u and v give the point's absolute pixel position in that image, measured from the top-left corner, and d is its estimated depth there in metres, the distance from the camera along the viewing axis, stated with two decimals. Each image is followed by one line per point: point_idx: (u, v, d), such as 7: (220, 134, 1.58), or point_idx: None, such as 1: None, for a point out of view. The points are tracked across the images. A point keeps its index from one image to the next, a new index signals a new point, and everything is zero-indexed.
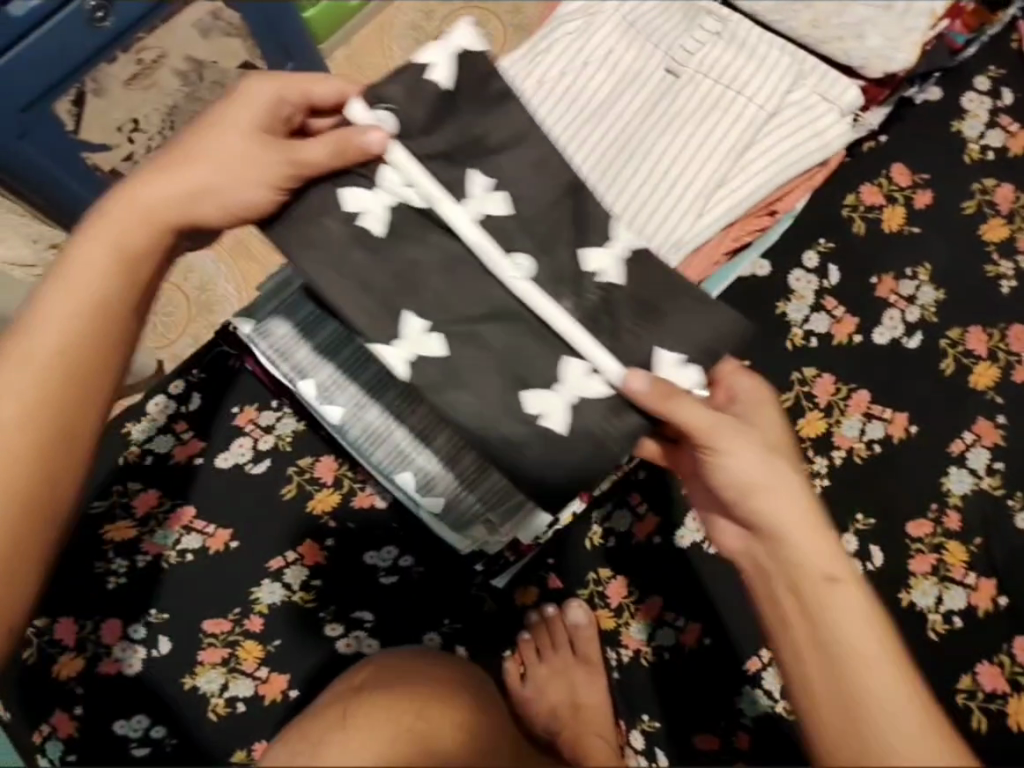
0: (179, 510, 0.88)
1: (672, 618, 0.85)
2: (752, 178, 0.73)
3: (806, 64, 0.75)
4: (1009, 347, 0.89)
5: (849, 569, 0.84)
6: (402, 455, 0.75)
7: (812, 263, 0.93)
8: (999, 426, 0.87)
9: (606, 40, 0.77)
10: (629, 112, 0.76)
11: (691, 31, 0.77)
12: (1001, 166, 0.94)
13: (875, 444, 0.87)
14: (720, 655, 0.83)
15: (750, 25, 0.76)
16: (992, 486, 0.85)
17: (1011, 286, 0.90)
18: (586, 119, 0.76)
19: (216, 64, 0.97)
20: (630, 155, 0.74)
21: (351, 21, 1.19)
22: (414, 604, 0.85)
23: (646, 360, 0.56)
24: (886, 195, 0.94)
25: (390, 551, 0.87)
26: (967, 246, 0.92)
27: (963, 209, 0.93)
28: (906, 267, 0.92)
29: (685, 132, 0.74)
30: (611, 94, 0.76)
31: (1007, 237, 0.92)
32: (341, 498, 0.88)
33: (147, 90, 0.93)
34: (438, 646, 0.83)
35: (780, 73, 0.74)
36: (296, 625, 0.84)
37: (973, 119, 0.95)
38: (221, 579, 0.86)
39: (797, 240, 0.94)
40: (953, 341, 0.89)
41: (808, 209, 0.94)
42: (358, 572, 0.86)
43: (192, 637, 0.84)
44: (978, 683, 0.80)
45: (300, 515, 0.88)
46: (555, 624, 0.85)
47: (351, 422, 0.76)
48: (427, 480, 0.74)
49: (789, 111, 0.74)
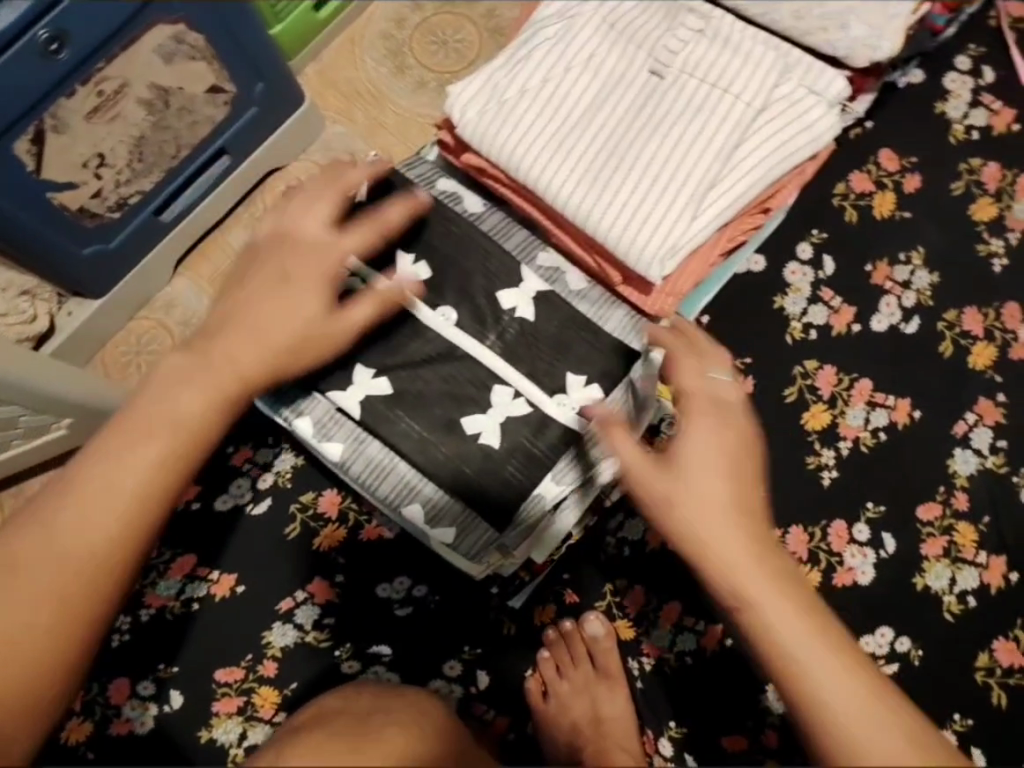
0: (180, 559, 0.86)
1: (692, 623, 0.84)
2: (744, 176, 0.71)
3: (792, 57, 0.73)
4: (1004, 325, 0.89)
5: (864, 559, 0.84)
6: (409, 487, 0.72)
7: (806, 255, 0.92)
8: (999, 404, 0.87)
9: (588, 43, 0.75)
10: (615, 116, 0.74)
11: (673, 30, 0.75)
12: (987, 144, 0.94)
13: (881, 432, 0.87)
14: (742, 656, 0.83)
15: (731, 21, 0.75)
16: (995, 465, 0.86)
17: (1003, 264, 0.91)
18: (572, 126, 0.74)
19: (182, 90, 0.93)
20: (619, 160, 0.73)
21: (318, 34, 1.16)
22: (431, 633, 0.84)
23: (559, 387, 0.72)
24: (875, 181, 0.94)
25: (402, 581, 0.85)
26: (958, 227, 0.92)
27: (951, 189, 0.93)
28: (899, 253, 0.91)
29: (674, 134, 0.72)
30: (594, 98, 0.75)
31: (996, 216, 0.92)
32: (348, 532, 0.86)
33: (112, 122, 0.88)
34: (459, 673, 0.83)
35: (766, 68, 0.73)
36: (313, 666, 0.83)
37: (955, 98, 0.95)
38: (231, 626, 0.84)
39: (789, 232, 0.93)
40: (950, 324, 0.89)
41: (798, 200, 0.94)
42: (371, 605, 0.84)
43: (204, 687, 0.82)
44: (995, 660, 0.81)
45: (306, 552, 0.86)
46: (574, 639, 0.83)
47: (353, 459, 0.73)
48: (434, 510, 0.72)
49: (778, 106, 0.72)
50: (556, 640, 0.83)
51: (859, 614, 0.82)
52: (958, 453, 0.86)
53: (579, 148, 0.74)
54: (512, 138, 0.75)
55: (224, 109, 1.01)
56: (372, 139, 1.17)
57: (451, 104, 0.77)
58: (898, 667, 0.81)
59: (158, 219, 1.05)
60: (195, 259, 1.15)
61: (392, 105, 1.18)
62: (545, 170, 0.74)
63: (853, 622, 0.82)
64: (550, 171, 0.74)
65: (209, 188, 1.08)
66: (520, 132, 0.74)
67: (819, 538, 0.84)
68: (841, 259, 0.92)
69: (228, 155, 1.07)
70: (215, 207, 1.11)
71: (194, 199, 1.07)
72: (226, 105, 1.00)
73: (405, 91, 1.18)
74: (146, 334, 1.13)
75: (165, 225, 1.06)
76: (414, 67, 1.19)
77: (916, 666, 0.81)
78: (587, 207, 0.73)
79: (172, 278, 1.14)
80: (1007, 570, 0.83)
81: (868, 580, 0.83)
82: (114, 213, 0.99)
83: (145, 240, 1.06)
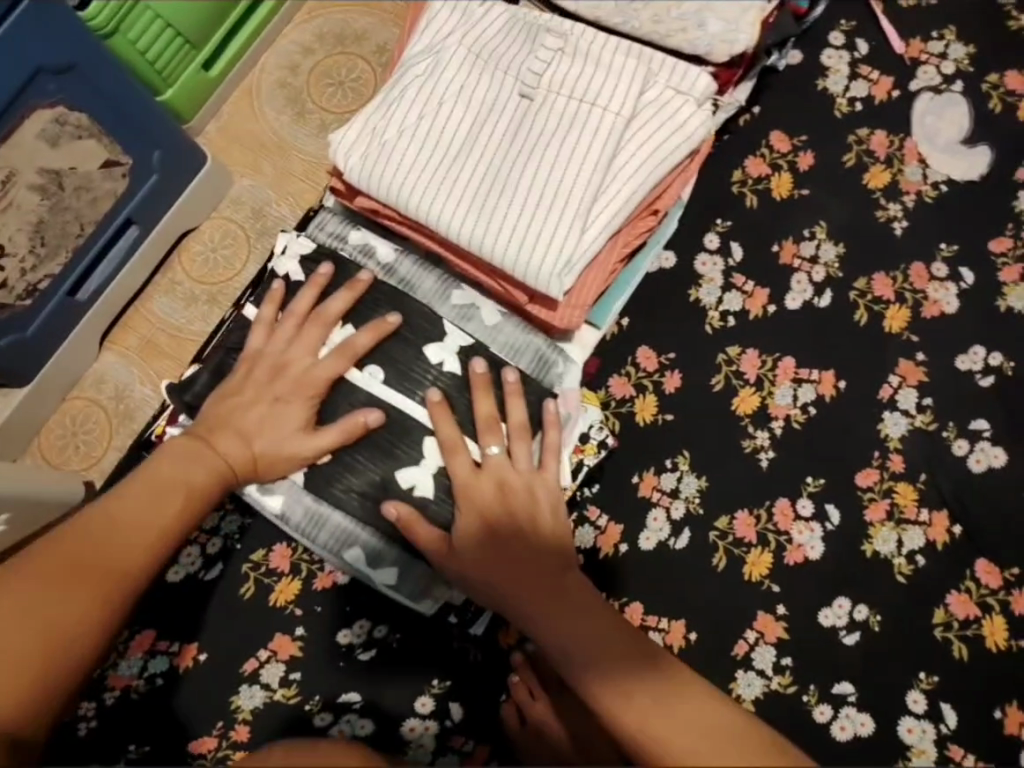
0: (138, 636, 0.84)
1: (655, 621, 0.83)
2: (627, 180, 0.74)
3: (656, 61, 0.77)
4: (913, 286, 0.91)
5: (811, 533, 0.84)
6: (348, 535, 0.75)
7: (714, 244, 0.94)
8: (920, 363, 0.88)
9: (457, 76, 0.78)
10: (496, 139, 0.76)
11: (535, 51, 0.78)
12: (873, 111, 0.97)
13: (811, 406, 0.88)
14: (707, 650, 0.82)
15: (590, 35, 0.78)
16: (925, 422, 0.86)
17: (903, 226, 0.93)
18: (456, 155, 0.76)
19: (75, 169, 0.92)
20: (503, 182, 0.75)
21: (215, 93, 1.16)
22: (399, 672, 0.83)
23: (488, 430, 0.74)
24: (770, 164, 0.96)
25: (362, 624, 0.85)
26: (856, 195, 0.94)
27: (843, 161, 0.96)
28: (803, 230, 0.93)
29: (553, 150, 0.75)
30: (474, 126, 0.77)
31: (890, 181, 0.95)
32: (302, 584, 0.86)
33: (5, 211, 0.88)
34: (432, 708, 0.82)
35: (630, 75, 0.76)
36: (285, 726, 0.82)
37: (836, 74, 0.99)
38: (197, 698, 0.83)
39: (694, 225, 0.95)
40: (862, 291, 0.91)
41: (698, 192, 0.96)
42: (332, 654, 0.84)
43: (178, 764, 0.81)
44: (952, 614, 0.81)
45: (263, 611, 0.85)
46: (541, 656, 0.83)
47: (293, 510, 0.75)
48: (376, 554, 0.75)
49: (648, 111, 0.75)
50: (523, 665, 0.82)
51: (813, 587, 0.83)
52: (889, 415, 0.87)
53: (464, 178, 0.76)
54: (397, 176, 0.76)
55: (124, 181, 0.98)
56: (281, 185, 1.16)
57: (334, 151, 0.79)
58: (859, 635, 0.81)
59: (75, 299, 1.03)
60: (120, 331, 1.12)
61: (299, 151, 1.19)
62: (434, 202, 0.76)
63: (808, 596, 0.83)
64: (441, 202, 0.76)
65: (124, 260, 1.06)
66: (406, 168, 0.76)
67: (765, 519, 0.85)
68: (749, 244, 0.94)
69: (137, 225, 1.04)
70: (134, 277, 1.08)
71: (110, 272, 1.05)
72: (125, 177, 0.98)
73: (310, 135, 1.19)
74: (81, 415, 1.09)
75: (84, 304, 1.04)
76: (315, 111, 1.20)
77: (877, 632, 0.81)
78: (480, 232, 0.74)
79: (99, 354, 1.11)
80: (950, 523, 0.83)
81: (818, 554, 0.84)
82: (25, 302, 0.96)
83: (65, 322, 1.03)
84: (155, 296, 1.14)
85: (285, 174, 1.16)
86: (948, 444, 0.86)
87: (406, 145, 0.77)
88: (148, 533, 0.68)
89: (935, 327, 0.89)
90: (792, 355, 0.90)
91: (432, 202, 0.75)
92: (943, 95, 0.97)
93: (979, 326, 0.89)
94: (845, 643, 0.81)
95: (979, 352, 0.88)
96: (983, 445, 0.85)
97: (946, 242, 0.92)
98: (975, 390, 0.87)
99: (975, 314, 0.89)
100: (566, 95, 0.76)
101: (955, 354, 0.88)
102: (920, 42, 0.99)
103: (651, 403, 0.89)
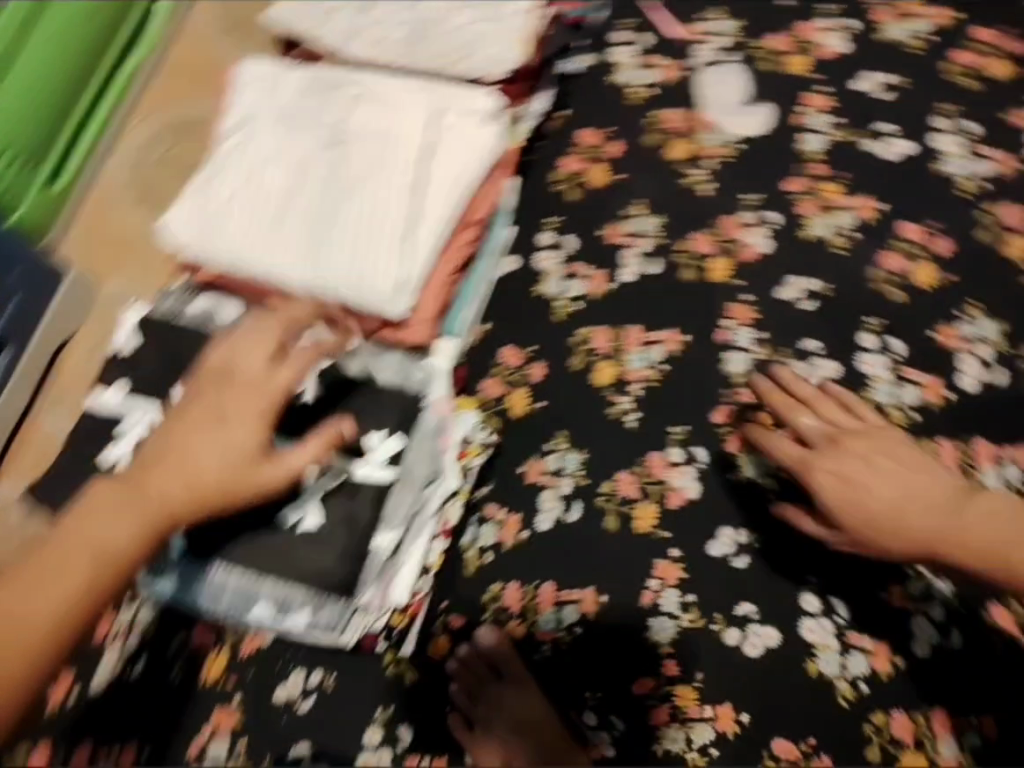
0: (77, 751, 0.84)
1: (569, 594, 0.88)
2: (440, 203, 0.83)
3: (443, 94, 0.87)
4: (727, 236, 1.00)
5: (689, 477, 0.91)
6: (246, 595, 0.83)
7: (550, 241, 1.03)
8: (750, 304, 0.97)
9: (273, 142, 0.87)
10: (318, 180, 0.84)
11: (333, 108, 0.88)
12: (667, 89, 1.09)
13: (661, 362, 0.96)
14: (623, 607, 0.87)
15: (380, 84, 0.89)
16: (765, 351, 0.95)
17: (713, 187, 1.03)
18: (281, 207, 0.83)
19: None
20: (326, 222, 0.82)
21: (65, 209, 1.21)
22: (342, 711, 0.87)
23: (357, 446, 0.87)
24: (584, 161, 1.06)
25: (299, 676, 0.88)
26: (665, 170, 1.04)
27: (645, 142, 1.06)
28: (624, 210, 1.03)
29: (368, 183, 0.83)
30: (292, 179, 0.85)
31: (691, 151, 1.05)
32: (229, 655, 0.88)
33: None
34: (382, 738, 0.86)
35: (423, 114, 0.86)
36: None
37: (624, 68, 1.10)
38: None
39: (530, 228, 1.04)
40: (685, 252, 1.00)
41: (526, 199, 1.05)
42: (270, 712, 0.87)
43: None
44: None
45: (197, 691, 0.87)
46: (472, 662, 0.88)
47: (194, 588, 0.84)
48: (281, 604, 0.83)
49: (443, 138, 0.85)
50: (460, 669, 0.89)
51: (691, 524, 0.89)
52: (727, 360, 0.95)
53: (295, 224, 0.83)
54: (235, 234, 0.83)
55: None
56: (151, 278, 1.20)
57: (165, 232, 0.85)
58: (747, 558, 0.87)
59: None
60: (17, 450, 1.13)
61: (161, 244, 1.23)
62: (272, 248, 0.83)
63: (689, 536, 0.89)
64: (276, 247, 0.82)
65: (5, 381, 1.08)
66: (241, 224, 0.83)
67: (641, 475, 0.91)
68: (577, 234, 1.03)
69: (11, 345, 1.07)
70: (17, 396, 1.10)
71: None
72: None
73: None
74: None
75: None
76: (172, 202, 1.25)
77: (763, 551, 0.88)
78: (315, 272, 0.81)
79: None
80: None
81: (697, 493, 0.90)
82: None
83: None
84: (43, 411, 1.15)
85: (151, 267, 1.21)
86: (789, 365, 0.94)
87: (238, 204, 0.84)
88: (106, 565, 0.69)
89: (756, 267, 0.98)
90: (638, 324, 0.98)
91: (271, 252, 0.82)
92: (721, 65, 1.09)
93: (794, 259, 0.98)
94: (736, 566, 0.87)
95: (800, 281, 0.97)
96: (823, 359, 0.94)
97: (751, 193, 1.02)
98: (799, 313, 0.96)
99: (789, 248, 0.99)
100: (375, 138, 0.86)
101: (777, 286, 0.98)
102: (694, 24, 1.11)
103: (522, 396, 0.97)
